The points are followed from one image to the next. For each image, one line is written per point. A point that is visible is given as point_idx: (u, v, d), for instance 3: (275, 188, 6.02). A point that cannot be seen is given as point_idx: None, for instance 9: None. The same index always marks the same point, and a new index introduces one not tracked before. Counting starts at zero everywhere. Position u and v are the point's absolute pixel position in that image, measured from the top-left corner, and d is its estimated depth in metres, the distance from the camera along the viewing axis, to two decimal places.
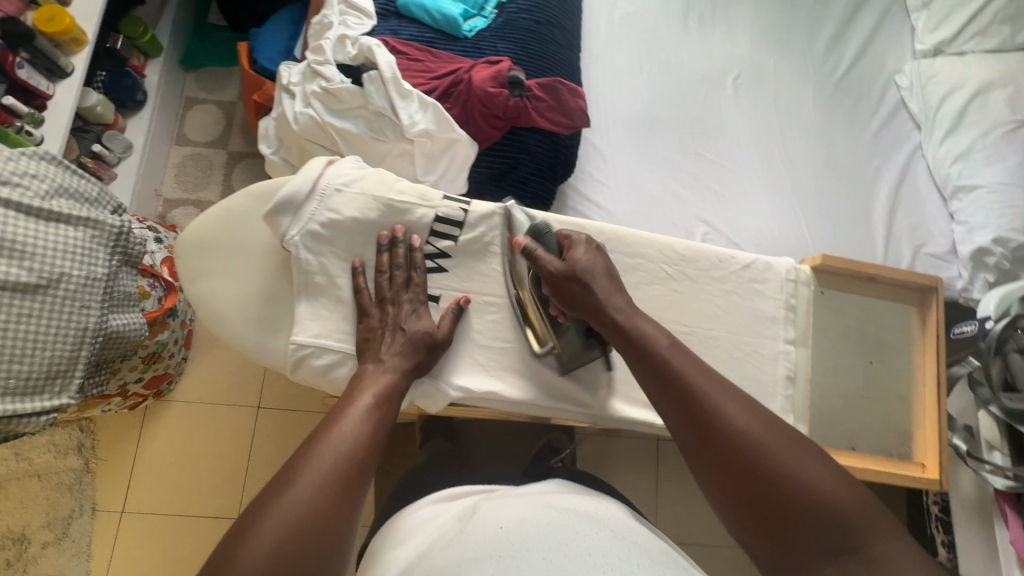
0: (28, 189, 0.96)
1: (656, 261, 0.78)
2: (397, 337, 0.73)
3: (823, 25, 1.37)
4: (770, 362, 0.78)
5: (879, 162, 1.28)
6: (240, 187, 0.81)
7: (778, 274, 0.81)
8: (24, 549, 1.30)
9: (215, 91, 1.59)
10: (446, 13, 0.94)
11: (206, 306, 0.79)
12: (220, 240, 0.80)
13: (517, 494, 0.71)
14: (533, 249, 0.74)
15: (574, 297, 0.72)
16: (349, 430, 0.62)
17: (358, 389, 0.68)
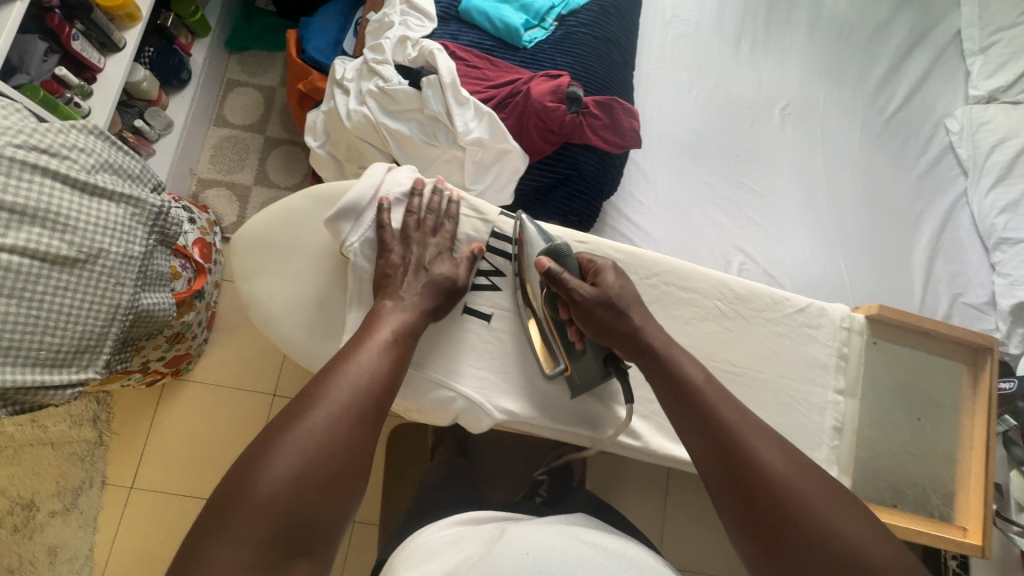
0: (75, 163, 0.95)
1: (710, 296, 0.78)
2: (420, 277, 0.74)
3: (876, 61, 1.34)
4: (819, 411, 0.77)
5: (922, 205, 1.26)
6: (299, 189, 0.82)
7: (832, 320, 0.79)
8: (32, 516, 1.31)
9: (257, 74, 1.59)
10: (508, 22, 0.93)
11: (257, 305, 0.80)
12: (275, 240, 0.81)
13: (544, 524, 0.70)
14: (559, 273, 0.71)
15: (606, 325, 0.71)
16: (365, 364, 0.63)
17: (374, 324, 0.68)
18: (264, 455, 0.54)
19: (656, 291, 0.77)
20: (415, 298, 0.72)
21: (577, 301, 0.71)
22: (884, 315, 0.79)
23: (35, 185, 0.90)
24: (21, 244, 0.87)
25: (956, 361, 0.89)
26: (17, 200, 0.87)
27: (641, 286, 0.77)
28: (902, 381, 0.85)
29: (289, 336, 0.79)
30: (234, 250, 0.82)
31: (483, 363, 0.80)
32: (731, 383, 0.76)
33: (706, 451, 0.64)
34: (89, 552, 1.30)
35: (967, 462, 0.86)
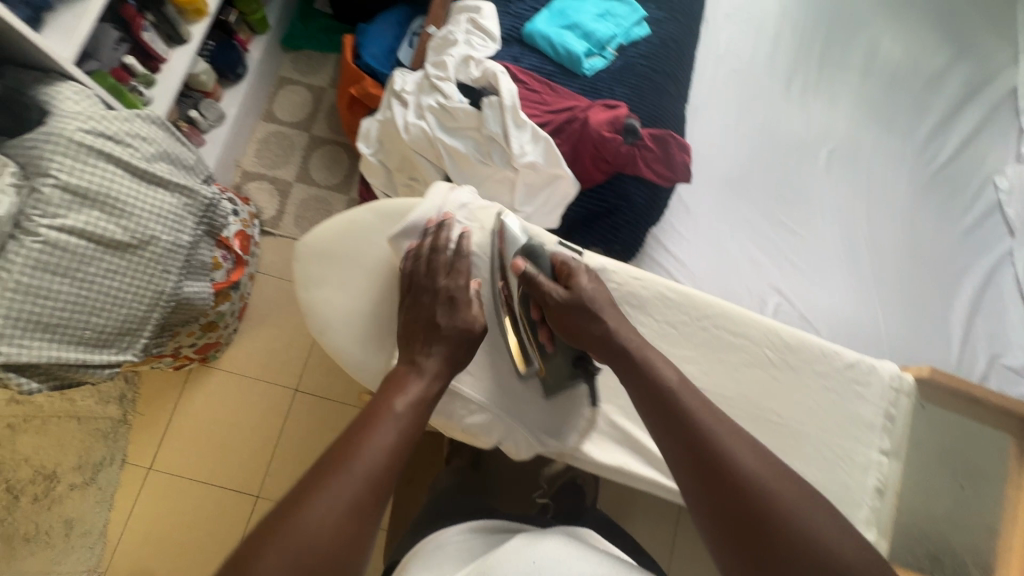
0: (136, 150, 0.97)
1: (761, 344, 0.77)
2: (427, 330, 0.71)
3: (928, 110, 1.33)
4: (861, 469, 0.75)
5: (966, 260, 1.23)
6: (364, 202, 0.84)
7: (881, 378, 0.77)
8: (53, 487, 1.33)
9: (308, 74, 1.63)
10: (570, 50, 0.95)
11: (312, 310, 0.82)
12: (339, 249, 0.83)
13: (552, 538, 0.67)
14: (532, 274, 0.74)
15: (576, 328, 0.72)
16: (367, 459, 0.57)
17: (387, 401, 0.63)
18: (258, 551, 0.50)
19: (706, 332, 0.77)
20: (436, 377, 0.68)
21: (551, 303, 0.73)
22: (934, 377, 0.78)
23: (98, 170, 0.92)
24: (79, 227, 0.90)
25: (1003, 433, 0.90)
26: (80, 183, 0.90)
27: (691, 326, 0.77)
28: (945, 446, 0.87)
29: (338, 345, 0.80)
30: (297, 257, 0.83)
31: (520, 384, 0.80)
32: (772, 432, 0.75)
33: (684, 463, 0.61)
34: (103, 528, 1.32)
35: (1008, 535, 0.84)
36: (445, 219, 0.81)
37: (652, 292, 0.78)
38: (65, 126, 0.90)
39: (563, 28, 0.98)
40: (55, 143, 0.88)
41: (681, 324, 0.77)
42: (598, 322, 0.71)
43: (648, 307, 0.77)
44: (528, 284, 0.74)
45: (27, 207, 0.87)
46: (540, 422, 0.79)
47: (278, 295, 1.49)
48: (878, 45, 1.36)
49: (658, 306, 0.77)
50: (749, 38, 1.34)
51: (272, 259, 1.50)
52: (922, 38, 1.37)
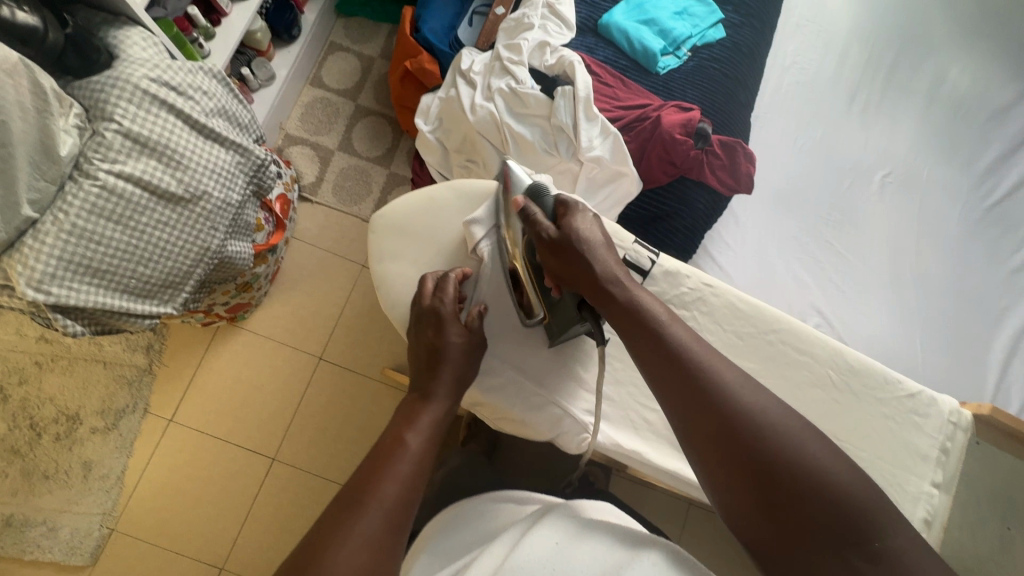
0: (197, 104, 0.96)
1: (823, 365, 0.77)
2: (423, 363, 0.72)
3: (989, 145, 1.29)
4: (911, 500, 0.75)
5: (1009, 301, 1.20)
6: (445, 182, 0.85)
7: (939, 413, 0.77)
8: (74, 429, 1.34)
9: (360, 42, 1.61)
10: (646, 46, 0.94)
11: (377, 280, 0.82)
12: (411, 225, 0.83)
13: (544, 526, 0.60)
14: (531, 212, 0.71)
15: (571, 270, 0.68)
16: (384, 494, 0.56)
17: (400, 435, 0.63)
18: None
19: (771, 348, 0.77)
20: (448, 409, 0.69)
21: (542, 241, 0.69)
22: (993, 417, 0.76)
23: (159, 119, 0.91)
24: (136, 174, 0.89)
25: None
26: (141, 130, 0.89)
27: (757, 340, 0.77)
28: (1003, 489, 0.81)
29: (399, 323, 0.80)
30: (373, 228, 0.84)
31: (573, 380, 0.79)
32: None
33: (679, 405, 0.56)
34: (120, 474, 1.33)
35: None
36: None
37: (722, 300, 0.78)
38: (132, 72, 0.89)
39: (639, 23, 0.96)
40: (121, 88, 0.88)
41: (747, 336, 0.77)
42: (590, 263, 0.66)
43: (716, 316, 0.78)
44: (526, 223, 0.72)
45: (88, 150, 0.87)
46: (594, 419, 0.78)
47: (311, 261, 1.48)
48: (945, 71, 1.33)
49: (727, 318, 0.78)
50: (815, 52, 1.32)
51: (308, 225, 1.49)
52: (992, 68, 1.33)
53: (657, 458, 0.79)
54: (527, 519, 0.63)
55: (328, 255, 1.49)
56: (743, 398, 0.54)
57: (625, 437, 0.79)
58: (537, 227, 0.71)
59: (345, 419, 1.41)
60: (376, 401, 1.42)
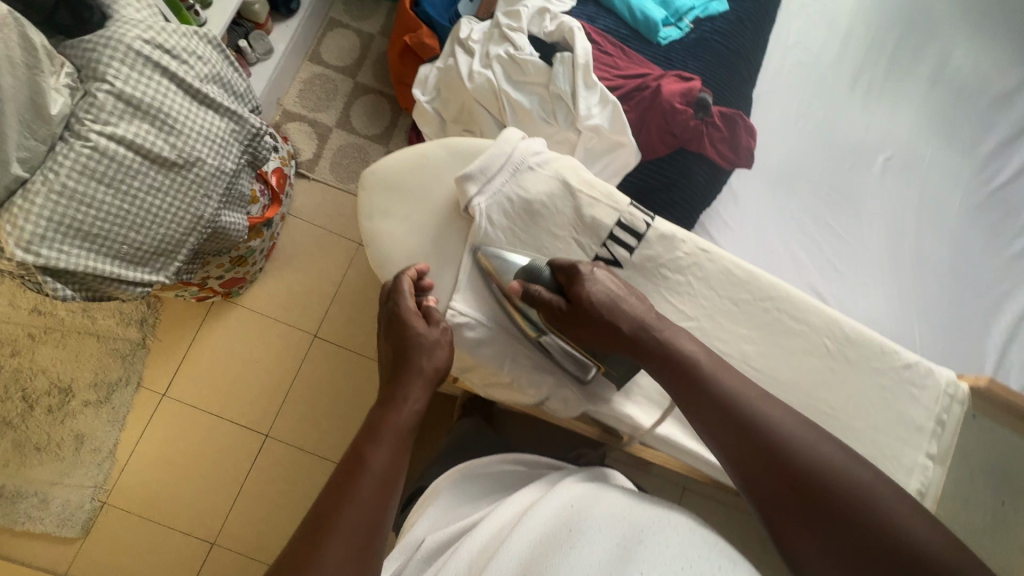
0: (191, 69, 0.95)
1: (820, 333, 0.76)
2: (391, 369, 0.70)
3: (993, 130, 1.28)
4: (904, 471, 0.74)
5: (1009, 287, 1.19)
6: (440, 139, 0.83)
7: (937, 384, 0.76)
8: (67, 402, 1.33)
9: (359, 18, 1.59)
10: (649, 15, 0.93)
11: (368, 244, 0.81)
12: (403, 189, 0.82)
13: (563, 486, 0.69)
14: (536, 291, 0.72)
15: (603, 333, 0.71)
16: (345, 516, 0.53)
17: (361, 450, 0.59)
18: None
19: (768, 316, 0.77)
20: (412, 410, 0.65)
21: (557, 316, 0.71)
22: (991, 390, 0.76)
23: (152, 82, 0.90)
24: (128, 137, 0.88)
25: None
26: (134, 92, 0.88)
27: (754, 308, 0.77)
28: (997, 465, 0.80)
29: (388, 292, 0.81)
30: (364, 185, 0.83)
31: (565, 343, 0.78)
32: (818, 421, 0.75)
33: (736, 450, 0.62)
34: (112, 447, 1.33)
35: None
36: (517, 166, 0.78)
37: (719, 266, 0.78)
38: (126, 32, 0.88)
39: None
40: (113, 48, 0.86)
41: (743, 303, 0.77)
42: (618, 315, 0.70)
43: (711, 283, 0.78)
44: (535, 304, 0.72)
45: (79, 110, 0.85)
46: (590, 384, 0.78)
47: (308, 239, 1.47)
48: (950, 55, 1.31)
49: (723, 284, 0.77)
50: (818, 33, 1.30)
51: (304, 201, 1.48)
52: (996, 53, 1.32)
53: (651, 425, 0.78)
54: (545, 484, 0.73)
55: (324, 233, 1.48)
56: (798, 444, 0.60)
57: (614, 402, 0.78)
58: (547, 305, 0.72)
59: (339, 399, 1.40)
60: (370, 380, 1.42)
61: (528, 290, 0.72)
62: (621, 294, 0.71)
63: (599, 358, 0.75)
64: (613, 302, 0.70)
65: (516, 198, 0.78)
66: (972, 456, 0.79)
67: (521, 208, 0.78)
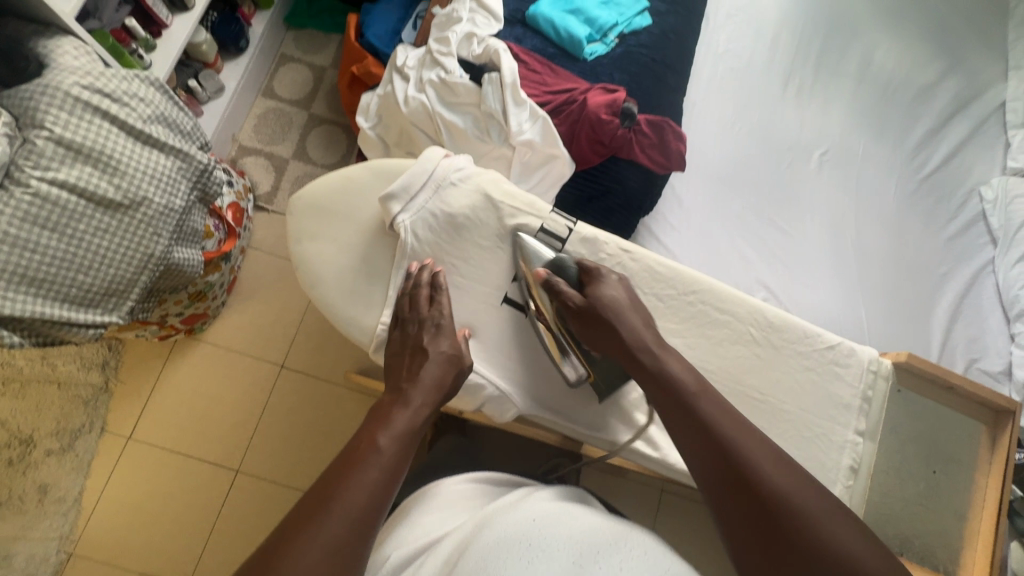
0: (133, 110, 0.96)
1: (745, 322, 0.81)
2: (416, 356, 0.73)
3: (919, 121, 1.35)
4: (836, 448, 0.79)
5: (948, 268, 1.25)
6: (365, 161, 0.86)
7: (860, 362, 0.82)
8: (27, 453, 1.29)
9: (310, 53, 1.63)
10: (573, 34, 0.98)
11: (308, 269, 0.83)
12: (339, 211, 0.84)
13: (529, 501, 0.68)
14: (557, 283, 0.76)
15: (602, 334, 0.74)
16: (348, 501, 0.56)
17: (373, 438, 0.63)
18: None
19: (693, 309, 0.81)
20: (425, 414, 0.68)
21: (570, 309, 0.75)
22: (910, 363, 0.82)
23: (93, 126, 0.91)
24: (70, 180, 0.89)
25: (974, 418, 0.89)
26: (74, 137, 0.89)
27: (679, 301, 0.81)
28: (925, 436, 0.85)
29: (332, 314, 0.82)
30: (293, 208, 0.85)
31: (509, 351, 0.81)
32: (751, 406, 0.79)
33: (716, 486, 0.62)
34: (77, 495, 1.30)
35: (977, 524, 0.86)
36: (439, 182, 0.81)
37: (640, 265, 0.81)
38: (63, 79, 0.90)
39: (566, 12, 1.00)
40: (50, 96, 0.88)
41: (668, 298, 0.80)
42: (617, 325, 0.73)
43: (636, 280, 0.81)
44: (553, 294, 0.77)
45: (19, 158, 0.87)
46: (534, 387, 0.81)
47: (269, 271, 1.48)
48: (874, 53, 1.39)
49: (647, 281, 0.81)
50: (747, 39, 1.37)
51: (264, 234, 1.49)
52: (913, 49, 1.40)
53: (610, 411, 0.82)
54: (515, 497, 0.71)
55: (287, 264, 1.49)
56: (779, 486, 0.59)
57: (553, 406, 0.82)
58: (563, 296, 0.76)
59: (310, 428, 1.39)
60: (342, 407, 1.41)
61: (552, 276, 0.76)
62: (637, 325, 0.73)
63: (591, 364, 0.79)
64: (616, 310, 0.74)
65: (440, 213, 0.81)
66: (901, 427, 0.84)
67: (448, 221, 0.81)
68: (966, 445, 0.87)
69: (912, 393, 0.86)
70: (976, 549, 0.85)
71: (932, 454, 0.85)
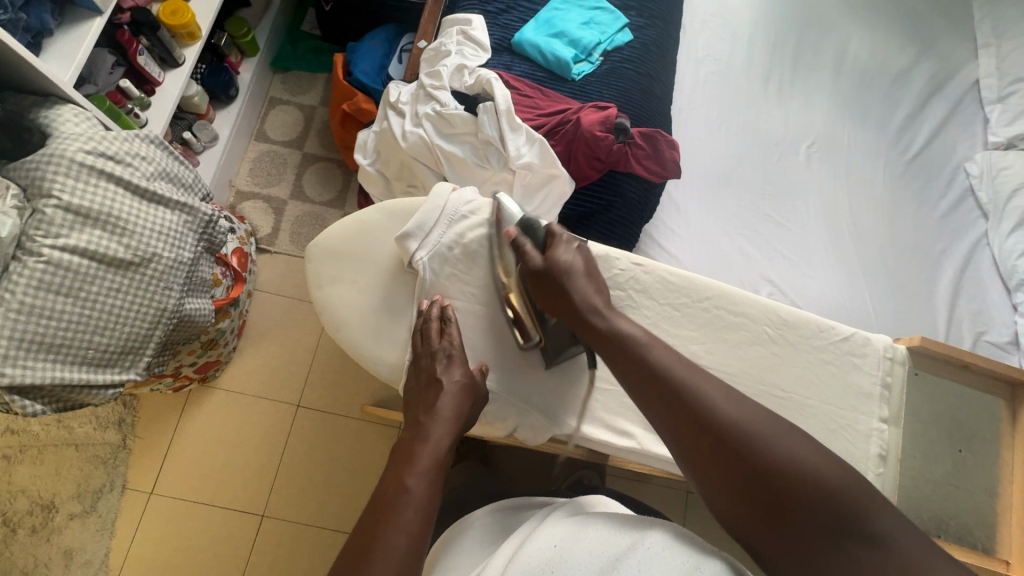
0: (136, 170, 0.98)
1: (759, 321, 0.83)
2: (431, 387, 0.74)
3: (899, 105, 1.39)
4: (863, 437, 0.81)
5: (944, 245, 1.27)
6: (375, 203, 0.88)
7: (876, 350, 0.84)
8: (51, 518, 1.29)
9: (298, 94, 1.66)
10: (559, 56, 1.01)
11: (326, 312, 0.84)
12: (352, 251, 0.86)
13: (546, 523, 0.67)
14: (523, 243, 0.79)
15: (554, 300, 0.75)
16: (391, 545, 0.56)
17: (401, 479, 0.62)
18: None
19: (707, 313, 0.83)
20: (448, 443, 0.68)
21: (530, 271, 0.77)
22: (924, 346, 0.84)
23: (99, 190, 0.92)
24: (81, 245, 0.90)
25: (992, 393, 0.90)
26: (82, 202, 0.90)
27: (693, 307, 0.83)
28: (948, 418, 0.86)
29: (355, 352, 0.83)
30: (309, 255, 0.86)
31: (532, 372, 0.83)
32: (773, 403, 0.80)
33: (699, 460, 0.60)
34: (104, 557, 1.29)
35: (1007, 495, 0.87)
36: (451, 216, 0.83)
37: (654, 276, 0.83)
38: (66, 147, 0.91)
39: (550, 36, 1.04)
40: (56, 164, 0.89)
41: (683, 305, 0.82)
42: (571, 292, 0.74)
43: (650, 291, 0.83)
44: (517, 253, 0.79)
45: (30, 228, 0.88)
46: (559, 404, 0.83)
47: (277, 312, 1.49)
48: (848, 44, 1.43)
49: (661, 291, 0.83)
50: (724, 42, 1.40)
51: (269, 275, 1.50)
52: (885, 37, 1.44)
53: (621, 391, 0.85)
54: (531, 522, 0.69)
55: (295, 303, 1.50)
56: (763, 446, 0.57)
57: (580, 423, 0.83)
58: (526, 257, 0.78)
59: (332, 464, 1.39)
60: (361, 441, 1.42)
61: (518, 237, 0.79)
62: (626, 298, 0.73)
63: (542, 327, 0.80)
64: (570, 275, 0.75)
65: (455, 245, 0.83)
66: (923, 410, 0.85)
67: (462, 253, 0.83)
68: (988, 422, 0.88)
69: (929, 374, 0.87)
70: (1011, 523, 0.86)
71: (956, 436, 0.87)
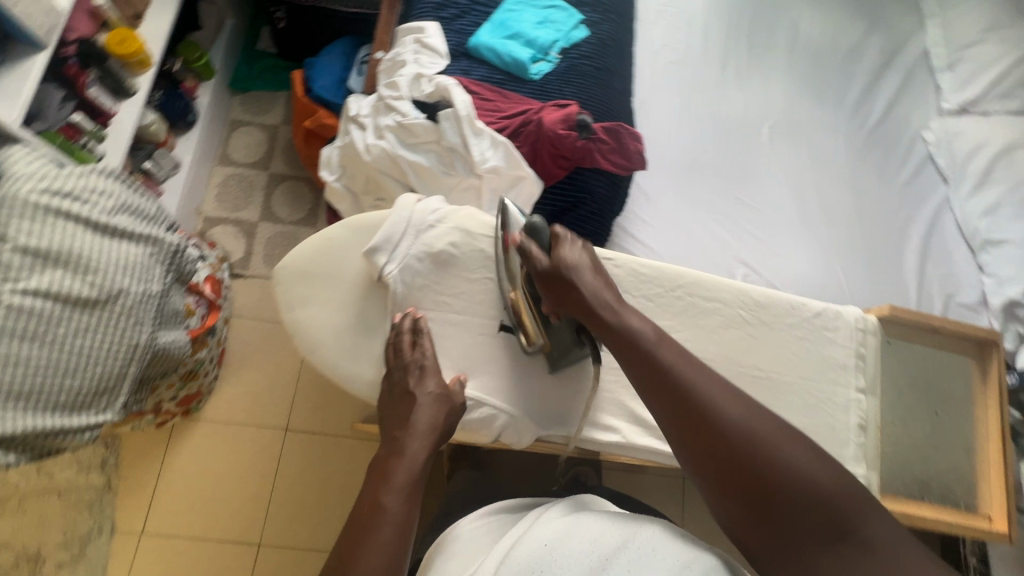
0: (95, 205, 0.95)
1: (733, 304, 0.84)
2: (405, 399, 0.74)
3: (854, 80, 1.42)
4: (843, 409, 0.82)
5: (908, 213, 1.30)
6: (342, 220, 0.87)
7: (848, 322, 0.85)
8: (38, 569, 1.25)
9: (259, 114, 1.63)
10: (516, 57, 1.01)
11: (301, 334, 0.83)
12: (323, 269, 0.85)
13: (542, 518, 0.66)
14: (528, 248, 0.77)
15: (564, 296, 0.75)
16: (366, 568, 0.56)
17: (377, 499, 0.62)
18: None
19: (682, 302, 0.83)
20: (423, 457, 0.68)
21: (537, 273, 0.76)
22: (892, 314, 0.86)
23: (57, 229, 0.90)
24: (43, 287, 0.88)
25: (962, 354, 0.93)
26: (39, 243, 0.88)
27: (668, 297, 0.83)
28: (912, 377, 0.91)
29: (333, 371, 0.82)
30: (278, 277, 0.85)
31: (513, 376, 0.83)
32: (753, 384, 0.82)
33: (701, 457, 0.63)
34: None
35: (984, 452, 0.89)
36: (418, 226, 0.83)
37: (626, 270, 0.83)
38: (19, 188, 0.89)
39: (505, 38, 1.04)
40: (9, 206, 0.87)
41: (657, 296, 0.83)
42: (577, 288, 0.73)
43: (624, 285, 0.83)
44: (523, 257, 0.78)
45: None
46: (543, 406, 0.83)
47: (256, 336, 1.46)
48: (799, 24, 1.45)
49: (635, 283, 0.83)
50: (680, 31, 1.42)
51: (244, 300, 1.48)
52: (835, 14, 1.47)
53: (603, 386, 0.85)
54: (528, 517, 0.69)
55: (274, 326, 1.47)
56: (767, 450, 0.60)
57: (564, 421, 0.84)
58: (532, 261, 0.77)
59: (326, 485, 1.37)
60: (354, 459, 1.40)
61: (525, 241, 0.78)
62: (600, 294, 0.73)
63: (543, 330, 0.79)
64: (575, 271, 0.74)
65: (424, 255, 0.82)
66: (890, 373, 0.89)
67: (432, 261, 0.83)
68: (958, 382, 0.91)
69: (895, 339, 0.91)
70: (990, 478, 0.88)
71: (925, 396, 0.90)
